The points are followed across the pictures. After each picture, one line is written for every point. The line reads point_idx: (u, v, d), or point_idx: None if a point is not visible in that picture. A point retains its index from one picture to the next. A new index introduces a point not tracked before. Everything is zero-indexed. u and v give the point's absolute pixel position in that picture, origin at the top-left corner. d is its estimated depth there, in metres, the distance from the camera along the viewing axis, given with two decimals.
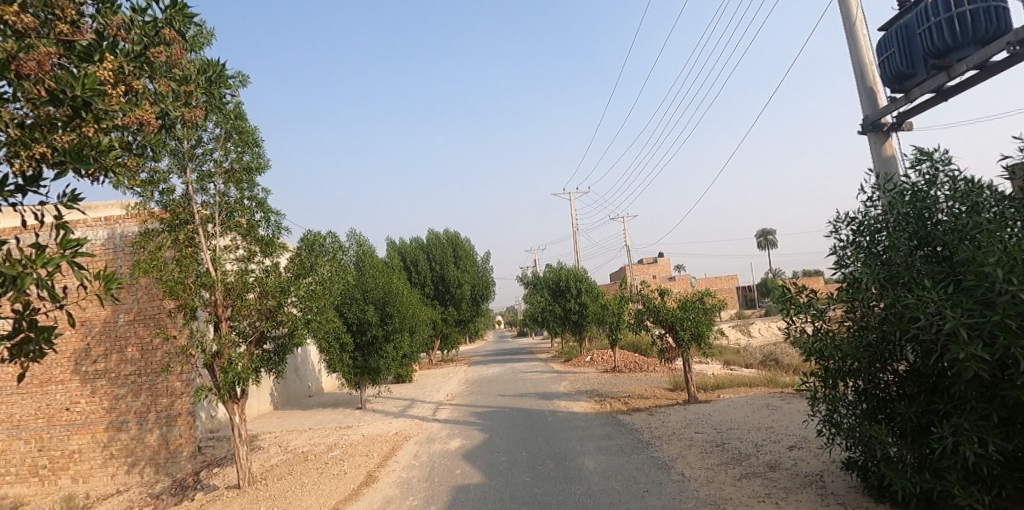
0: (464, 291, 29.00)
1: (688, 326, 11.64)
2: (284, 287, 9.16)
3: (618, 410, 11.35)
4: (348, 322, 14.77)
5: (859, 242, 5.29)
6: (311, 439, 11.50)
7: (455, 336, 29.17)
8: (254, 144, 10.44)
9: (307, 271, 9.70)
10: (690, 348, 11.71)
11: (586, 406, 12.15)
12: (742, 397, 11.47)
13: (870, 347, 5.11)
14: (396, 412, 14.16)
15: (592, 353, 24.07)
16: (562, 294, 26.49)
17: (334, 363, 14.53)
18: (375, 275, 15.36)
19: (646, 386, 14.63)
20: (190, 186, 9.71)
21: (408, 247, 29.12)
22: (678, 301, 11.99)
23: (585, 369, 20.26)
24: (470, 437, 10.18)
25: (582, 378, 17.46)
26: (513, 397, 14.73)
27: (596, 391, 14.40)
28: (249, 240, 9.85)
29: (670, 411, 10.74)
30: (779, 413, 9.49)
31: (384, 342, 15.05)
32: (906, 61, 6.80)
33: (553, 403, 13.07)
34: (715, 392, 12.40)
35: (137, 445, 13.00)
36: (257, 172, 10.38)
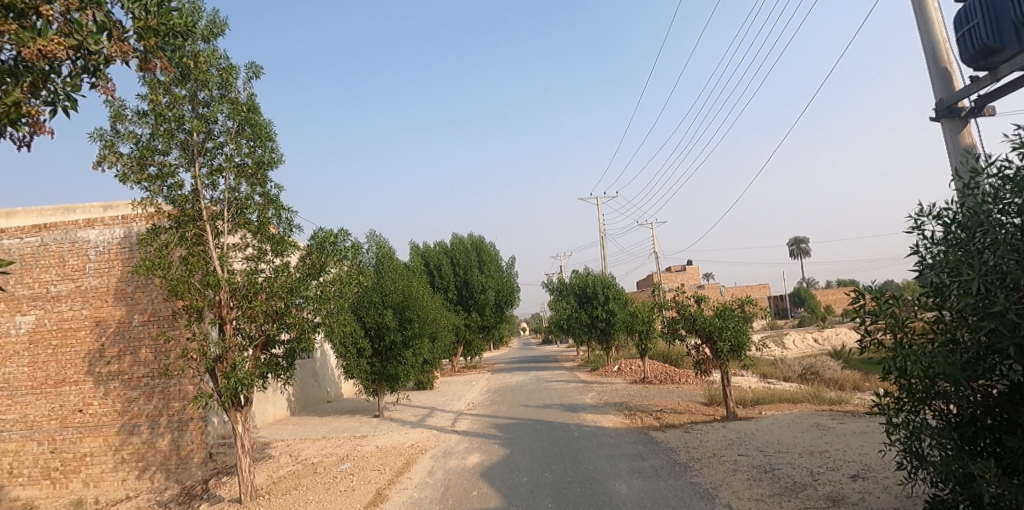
0: (488, 296, 28.34)
1: (728, 336, 10.75)
2: (292, 288, 8.60)
3: (651, 426, 10.51)
4: (366, 327, 14.21)
5: (951, 239, 4.48)
6: (323, 449, 10.92)
7: (479, 343, 28.59)
8: (268, 138, 9.91)
9: (317, 274, 9.10)
10: (730, 360, 10.82)
11: (616, 420, 11.32)
12: (787, 415, 10.53)
13: (963, 363, 4.27)
14: (414, 421, 13.52)
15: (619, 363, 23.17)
16: (589, 301, 25.65)
17: (351, 368, 13.98)
18: (394, 278, 14.77)
19: (679, 400, 13.72)
20: (199, 180, 9.23)
21: (432, 251, 28.57)
22: (715, 308, 11.12)
23: (613, 380, 19.40)
24: (490, 452, 9.46)
25: (610, 390, 16.62)
26: (537, 409, 13.96)
27: (625, 404, 13.57)
28: (260, 239, 9.33)
29: (708, 429, 9.88)
30: (832, 435, 8.57)
31: (403, 348, 14.45)
32: (992, 34, 5.95)
33: (580, 416, 12.27)
34: (756, 408, 11.48)
35: (148, 450, 12.59)
36: (270, 168, 9.86)
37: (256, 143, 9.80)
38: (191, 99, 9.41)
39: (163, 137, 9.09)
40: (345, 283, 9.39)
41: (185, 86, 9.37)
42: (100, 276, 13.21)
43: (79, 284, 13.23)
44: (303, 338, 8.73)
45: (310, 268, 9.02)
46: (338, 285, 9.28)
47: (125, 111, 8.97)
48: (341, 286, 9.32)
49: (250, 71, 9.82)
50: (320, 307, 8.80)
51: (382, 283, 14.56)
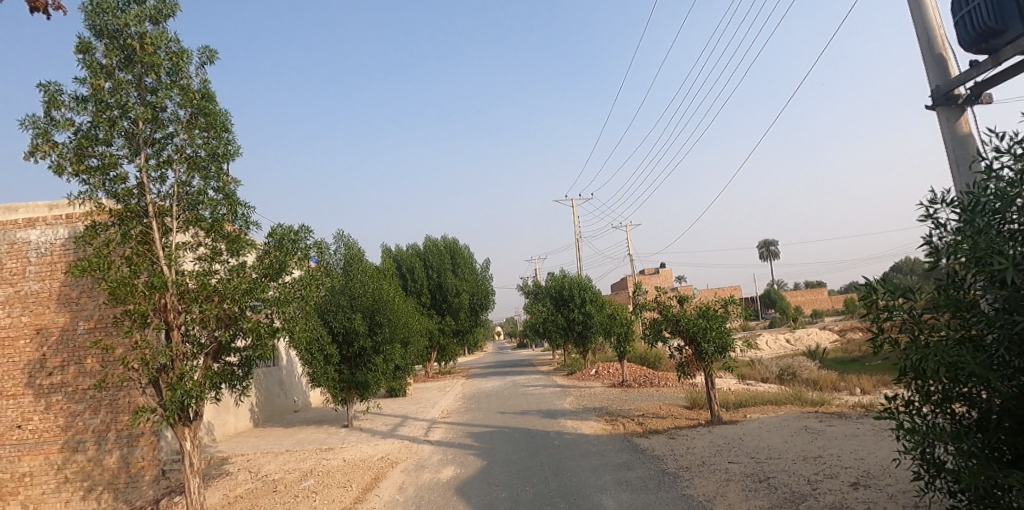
0: (462, 300, 27.68)
1: (712, 337, 10.36)
2: (247, 289, 7.82)
3: (634, 432, 10.04)
4: (333, 332, 13.47)
5: (977, 224, 4.07)
6: (286, 464, 10.19)
7: (453, 348, 28.08)
8: (223, 129, 9.20)
9: (276, 276, 8.33)
10: (714, 362, 10.43)
11: (597, 426, 10.82)
12: (774, 418, 10.16)
13: (996, 362, 3.88)
14: (384, 431, 12.82)
15: (596, 366, 22.77)
16: (565, 303, 25.21)
17: (317, 376, 13.23)
18: (363, 281, 14.04)
19: (661, 404, 13.30)
20: (145, 173, 8.47)
21: (404, 253, 27.75)
22: (698, 308, 10.71)
23: (591, 384, 18.96)
24: (465, 464, 8.85)
25: (589, 394, 16.17)
26: (514, 415, 13.40)
27: (605, 408, 13.12)
28: (214, 237, 8.62)
29: (694, 434, 9.43)
30: (823, 438, 8.22)
31: (373, 354, 13.75)
32: (997, 14, 5.62)
33: (559, 422, 11.75)
34: (741, 411, 11.10)
35: (94, 468, 11.67)
36: (226, 161, 9.14)
37: (211, 133, 9.06)
38: (137, 85, 8.65)
39: (105, 125, 8.31)
40: (307, 285, 8.66)
41: (130, 71, 8.61)
42: (42, 280, 12.25)
43: (18, 289, 12.24)
44: (258, 347, 7.98)
45: (267, 269, 8.22)
46: (299, 287, 8.56)
47: (61, 96, 8.16)
48: (303, 288, 8.58)
49: (204, 57, 9.10)
50: (279, 310, 8.10)
51: (350, 287, 13.82)
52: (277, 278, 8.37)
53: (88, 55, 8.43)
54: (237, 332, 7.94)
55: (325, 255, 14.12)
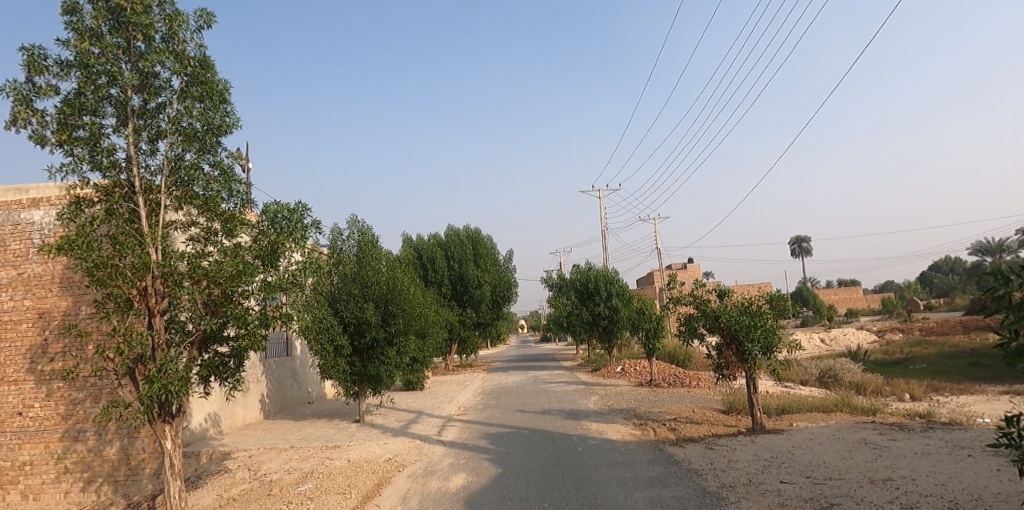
0: (483, 292, 26.88)
1: (756, 337, 9.29)
2: (237, 274, 6.90)
3: (666, 439, 9.06)
4: (344, 322, 12.75)
5: None
6: (288, 462, 9.50)
7: (474, 340, 27.53)
8: (222, 101, 8.51)
9: (268, 258, 7.43)
10: (758, 364, 9.38)
11: (625, 431, 9.88)
12: (825, 427, 9.09)
13: None
14: (396, 429, 12.06)
15: (623, 363, 21.75)
16: (590, 297, 24.22)
17: (328, 369, 12.55)
18: (376, 269, 13.25)
19: (694, 407, 12.27)
20: (134, 145, 7.78)
21: (425, 243, 26.97)
22: (740, 304, 9.67)
23: (617, 382, 18.00)
24: (479, 471, 7.99)
25: (615, 393, 15.22)
26: (534, 415, 12.52)
27: (633, 410, 12.16)
28: (208, 216, 7.93)
29: (735, 445, 8.40)
30: (889, 457, 7.14)
31: (386, 347, 13.02)
32: None
33: (583, 424, 10.83)
34: (786, 419, 10.03)
35: (94, 459, 11.17)
36: (223, 135, 8.45)
37: (207, 104, 8.33)
38: (126, 50, 7.91)
39: (91, 91, 7.58)
40: (305, 268, 7.79)
41: (120, 35, 7.85)
42: (45, 262, 11.74)
43: (21, 272, 11.76)
44: (244, 340, 7.08)
45: (256, 250, 7.34)
46: (297, 271, 7.72)
47: (45, 59, 7.47)
48: (299, 269, 7.72)
49: (202, 21, 8.39)
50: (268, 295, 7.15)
51: (362, 274, 13.06)
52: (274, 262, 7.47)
53: (74, 15, 7.70)
54: (230, 323, 7.06)
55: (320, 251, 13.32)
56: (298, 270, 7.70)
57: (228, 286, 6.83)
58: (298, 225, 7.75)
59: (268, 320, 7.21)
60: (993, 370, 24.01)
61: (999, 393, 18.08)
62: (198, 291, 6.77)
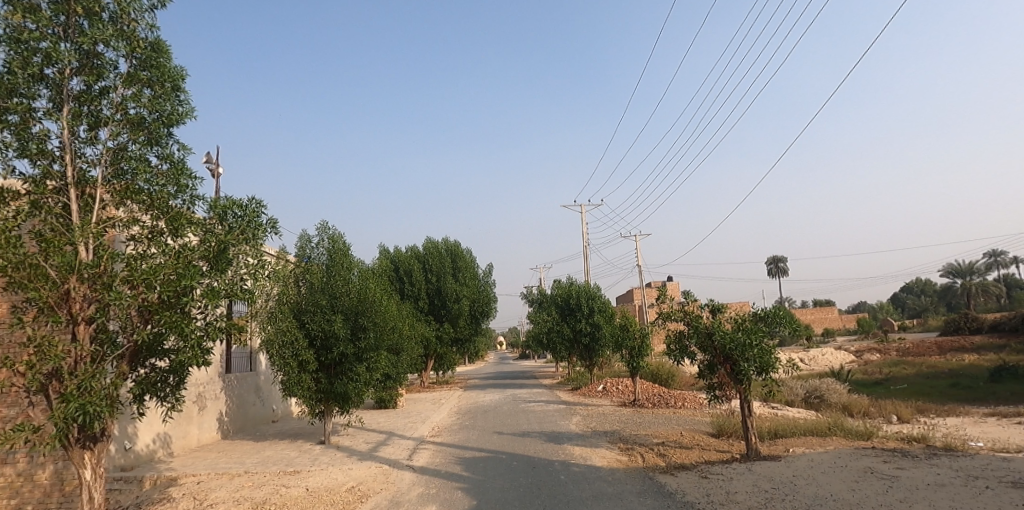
0: (461, 306, 26.04)
1: (753, 357, 8.64)
2: (173, 278, 5.93)
3: (656, 466, 8.33)
4: (310, 336, 11.86)
5: None
6: (239, 490, 8.57)
7: (451, 357, 26.80)
8: (176, 90, 7.69)
9: (212, 259, 6.45)
10: (753, 386, 8.74)
11: (611, 456, 9.13)
12: (825, 454, 8.49)
13: None
14: (363, 452, 11.15)
15: (604, 382, 21.07)
16: (572, 313, 23.54)
17: (291, 385, 11.63)
18: (347, 279, 12.37)
19: (682, 430, 11.59)
20: (71, 133, 6.90)
21: (403, 254, 26.09)
22: (734, 320, 9.00)
23: (599, 401, 17.30)
24: (450, 504, 7.17)
25: (598, 414, 14.51)
26: (512, 437, 11.71)
27: (617, 432, 11.45)
28: (153, 213, 7.05)
29: (731, 474, 7.71)
30: (900, 490, 6.53)
31: (355, 362, 12.14)
32: None
33: (564, 448, 10.07)
34: (782, 444, 9.39)
35: (24, 483, 10.08)
36: (175, 125, 7.62)
37: (157, 91, 7.49)
38: (64, 26, 7.03)
39: (21, 70, 6.71)
40: (257, 271, 6.81)
41: (58, 9, 6.95)
42: None
43: None
44: (183, 356, 6.11)
45: (198, 249, 6.36)
46: (247, 276, 6.78)
47: None
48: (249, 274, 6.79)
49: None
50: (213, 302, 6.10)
51: (331, 285, 12.17)
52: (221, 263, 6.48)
53: None
54: (168, 334, 6.10)
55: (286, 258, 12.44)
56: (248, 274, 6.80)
57: (164, 292, 5.85)
58: (250, 222, 6.81)
59: (211, 332, 6.25)
60: (975, 392, 23.78)
61: (985, 415, 17.76)
62: (128, 297, 5.80)
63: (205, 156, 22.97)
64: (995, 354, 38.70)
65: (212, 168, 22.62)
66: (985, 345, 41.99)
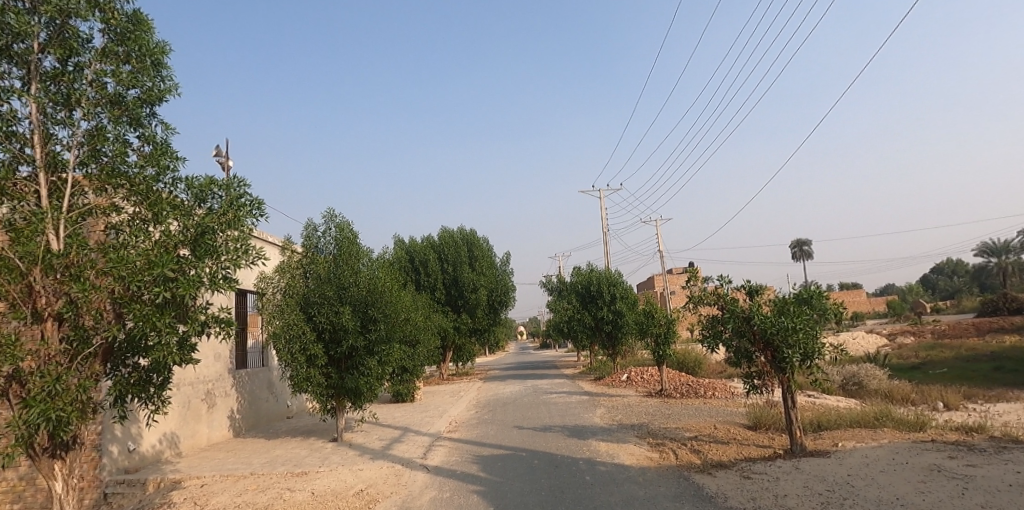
0: (479, 296, 25.38)
1: (797, 342, 7.77)
2: (143, 267, 5.11)
3: (691, 465, 7.59)
4: (318, 329, 11.28)
5: None
6: (242, 495, 8.01)
7: (470, 347, 26.25)
8: (156, 65, 7.11)
9: (190, 246, 5.56)
10: (797, 374, 7.94)
11: (640, 454, 8.40)
12: (879, 449, 7.68)
13: None
14: (376, 449, 10.58)
15: (628, 371, 20.32)
16: (593, 301, 22.78)
17: (300, 381, 11.10)
18: (356, 268, 11.72)
19: (716, 422, 10.81)
20: (41, 113, 6.26)
21: (418, 245, 25.48)
22: (773, 303, 8.14)
23: (623, 391, 16.57)
24: None
25: (623, 405, 13.78)
26: (533, 432, 11.05)
27: (645, 425, 10.71)
28: (135, 198, 6.42)
29: (776, 473, 6.95)
30: (978, 493, 5.69)
31: (366, 356, 11.55)
32: None
33: (589, 444, 9.37)
34: (830, 438, 8.58)
35: (25, 488, 9.66)
36: (156, 103, 7.06)
37: (135, 67, 6.87)
38: None
39: None
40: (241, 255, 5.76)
41: None
42: None
43: None
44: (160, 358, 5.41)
45: (171, 236, 5.47)
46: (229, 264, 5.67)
47: None
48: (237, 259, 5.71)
49: None
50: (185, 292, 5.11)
51: (338, 274, 11.53)
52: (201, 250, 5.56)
53: None
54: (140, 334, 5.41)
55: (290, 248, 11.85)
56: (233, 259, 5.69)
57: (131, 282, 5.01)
58: (234, 202, 5.89)
59: (190, 326, 5.51)
60: (1022, 375, 22.54)
61: None
62: (94, 289, 5.03)
63: (215, 148, 22.61)
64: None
65: (223, 161, 22.27)
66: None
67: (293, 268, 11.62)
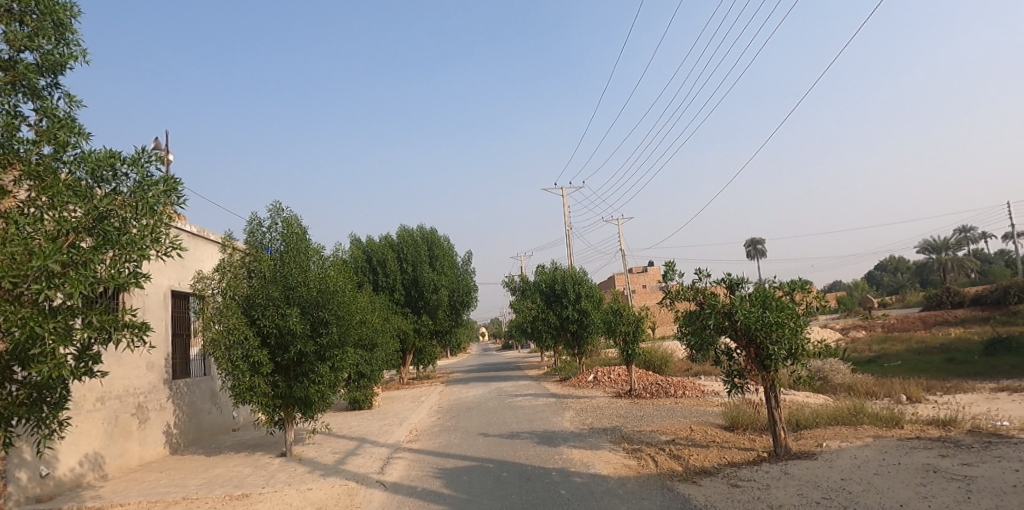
0: (440, 297, 24.51)
1: (782, 338, 7.28)
2: (22, 261, 4.02)
3: (672, 473, 7.02)
4: (263, 333, 10.29)
5: None
6: None
7: (431, 350, 25.46)
8: (58, 27, 6.16)
9: (88, 235, 4.64)
10: (782, 372, 7.47)
11: (616, 462, 7.80)
12: (867, 450, 7.28)
13: None
14: (328, 465, 9.69)
15: (594, 371, 19.85)
16: (557, 300, 22.23)
17: (243, 392, 10.10)
18: (304, 266, 10.75)
19: (690, 423, 10.33)
20: None
21: (375, 244, 24.42)
22: (758, 296, 7.57)
23: (591, 392, 16.04)
24: None
25: (592, 407, 13.22)
26: (499, 440, 10.34)
27: (618, 429, 10.15)
28: (29, 180, 5.47)
29: (764, 480, 6.44)
30: (985, 497, 5.25)
31: (317, 362, 10.62)
32: None
33: (561, 452, 8.72)
34: (813, 438, 8.15)
35: None
36: (57, 71, 6.18)
37: (31, 27, 5.95)
38: None
39: None
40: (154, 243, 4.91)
41: None
42: None
43: None
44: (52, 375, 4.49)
45: (64, 222, 4.50)
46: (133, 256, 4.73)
47: None
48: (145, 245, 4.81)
49: None
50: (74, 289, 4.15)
51: (285, 273, 10.54)
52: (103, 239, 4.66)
53: None
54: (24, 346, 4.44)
55: (231, 245, 10.79)
56: (142, 249, 4.78)
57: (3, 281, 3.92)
58: (145, 180, 5.02)
59: (84, 334, 4.56)
60: (974, 366, 23.04)
61: (996, 390, 16.86)
62: None
63: (154, 143, 21.18)
64: (981, 326, 38.45)
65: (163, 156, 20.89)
66: (969, 317, 41.79)
67: (233, 267, 10.59)
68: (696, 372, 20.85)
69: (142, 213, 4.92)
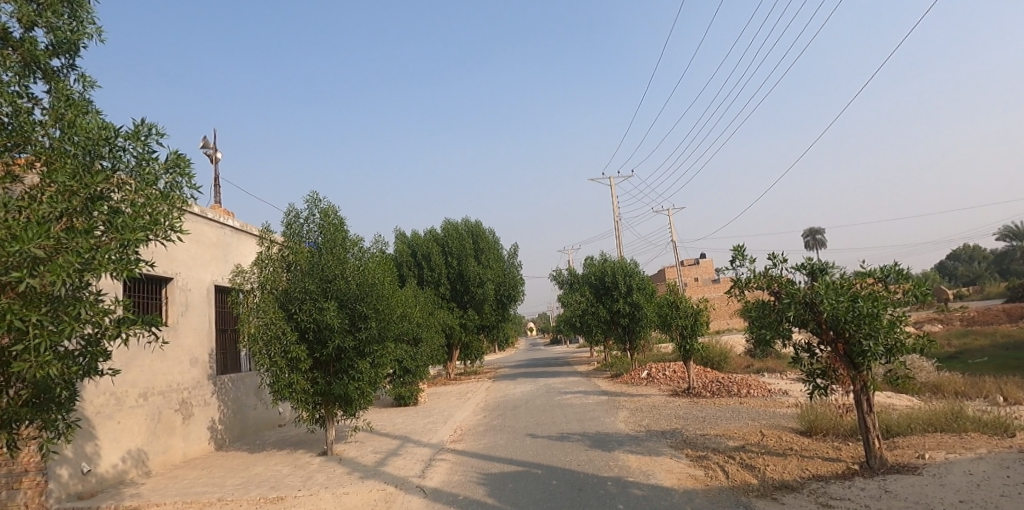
0: (486, 291, 23.93)
1: (877, 331, 6.26)
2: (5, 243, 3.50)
3: (748, 487, 6.13)
4: (301, 328, 9.86)
5: None
6: None
7: (477, 345, 25.05)
8: (73, 5, 5.77)
9: (81, 218, 4.13)
10: (875, 373, 6.46)
11: (680, 471, 6.95)
12: (983, 465, 6.19)
13: None
14: (368, 466, 9.19)
15: (648, 367, 18.88)
16: (607, 293, 21.32)
17: (281, 389, 9.72)
18: (343, 258, 10.26)
19: (760, 427, 9.33)
20: None
21: (420, 238, 24.01)
22: (846, 285, 6.56)
23: (645, 390, 15.13)
24: None
25: (647, 407, 12.34)
26: (548, 442, 9.61)
27: (678, 433, 9.26)
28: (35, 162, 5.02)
29: (862, 499, 5.48)
30: None
31: (356, 358, 10.13)
32: None
33: (617, 458, 7.92)
34: (910, 448, 7.14)
35: None
36: (73, 52, 5.74)
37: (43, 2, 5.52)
38: None
39: None
40: (155, 229, 4.36)
41: None
42: None
43: None
44: (41, 377, 3.97)
45: (56, 202, 3.99)
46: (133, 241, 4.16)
47: None
48: (141, 229, 4.24)
49: None
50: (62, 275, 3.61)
51: (322, 266, 10.06)
52: (100, 224, 4.16)
53: None
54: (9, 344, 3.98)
55: (268, 237, 10.42)
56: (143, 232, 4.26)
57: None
58: (145, 157, 4.62)
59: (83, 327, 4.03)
60: None
61: None
62: None
63: (203, 140, 21.36)
64: None
65: (211, 154, 21.07)
66: None
67: (271, 260, 10.22)
68: (758, 369, 19.56)
69: (146, 195, 4.49)
